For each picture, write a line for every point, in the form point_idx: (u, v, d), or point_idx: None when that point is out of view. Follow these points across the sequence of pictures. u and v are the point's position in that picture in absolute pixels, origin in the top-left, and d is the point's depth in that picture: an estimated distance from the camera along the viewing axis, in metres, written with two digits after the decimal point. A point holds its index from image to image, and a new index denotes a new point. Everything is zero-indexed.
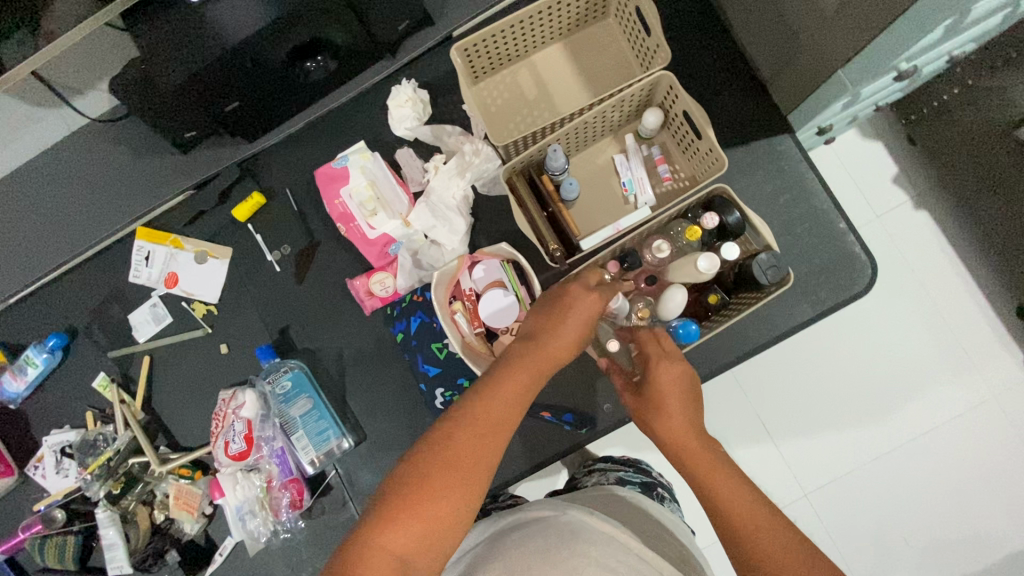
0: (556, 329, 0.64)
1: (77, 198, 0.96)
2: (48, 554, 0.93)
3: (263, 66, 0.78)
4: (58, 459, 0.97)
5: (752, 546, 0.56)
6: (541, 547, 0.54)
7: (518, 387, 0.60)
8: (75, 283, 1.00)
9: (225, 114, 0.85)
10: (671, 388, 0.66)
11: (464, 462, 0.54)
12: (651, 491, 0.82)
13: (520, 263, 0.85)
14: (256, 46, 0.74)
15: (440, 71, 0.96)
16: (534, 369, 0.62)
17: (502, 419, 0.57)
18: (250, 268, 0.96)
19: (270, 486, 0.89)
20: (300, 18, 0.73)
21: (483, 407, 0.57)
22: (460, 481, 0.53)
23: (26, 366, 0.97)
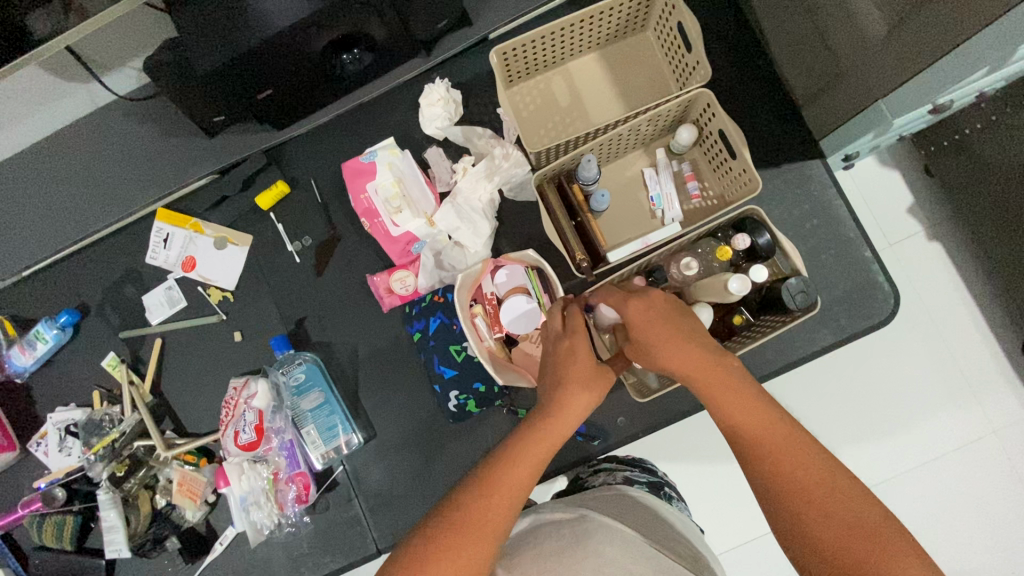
0: (564, 384, 0.62)
1: (93, 175, 0.94)
2: (45, 533, 0.92)
3: (300, 59, 0.78)
4: (62, 437, 0.96)
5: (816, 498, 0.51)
6: (554, 552, 0.53)
7: (535, 449, 0.57)
8: (92, 260, 1.00)
9: (257, 103, 0.85)
10: (647, 329, 0.62)
11: (479, 524, 0.52)
12: (659, 490, 0.81)
13: (545, 271, 0.85)
14: (294, 40, 0.73)
15: (474, 73, 0.96)
16: (547, 434, 0.59)
17: (513, 484, 0.55)
18: (269, 257, 0.96)
19: (276, 478, 0.89)
20: (343, 11, 0.73)
21: (498, 475, 0.55)
22: (473, 539, 0.51)
23: (36, 341, 0.97)
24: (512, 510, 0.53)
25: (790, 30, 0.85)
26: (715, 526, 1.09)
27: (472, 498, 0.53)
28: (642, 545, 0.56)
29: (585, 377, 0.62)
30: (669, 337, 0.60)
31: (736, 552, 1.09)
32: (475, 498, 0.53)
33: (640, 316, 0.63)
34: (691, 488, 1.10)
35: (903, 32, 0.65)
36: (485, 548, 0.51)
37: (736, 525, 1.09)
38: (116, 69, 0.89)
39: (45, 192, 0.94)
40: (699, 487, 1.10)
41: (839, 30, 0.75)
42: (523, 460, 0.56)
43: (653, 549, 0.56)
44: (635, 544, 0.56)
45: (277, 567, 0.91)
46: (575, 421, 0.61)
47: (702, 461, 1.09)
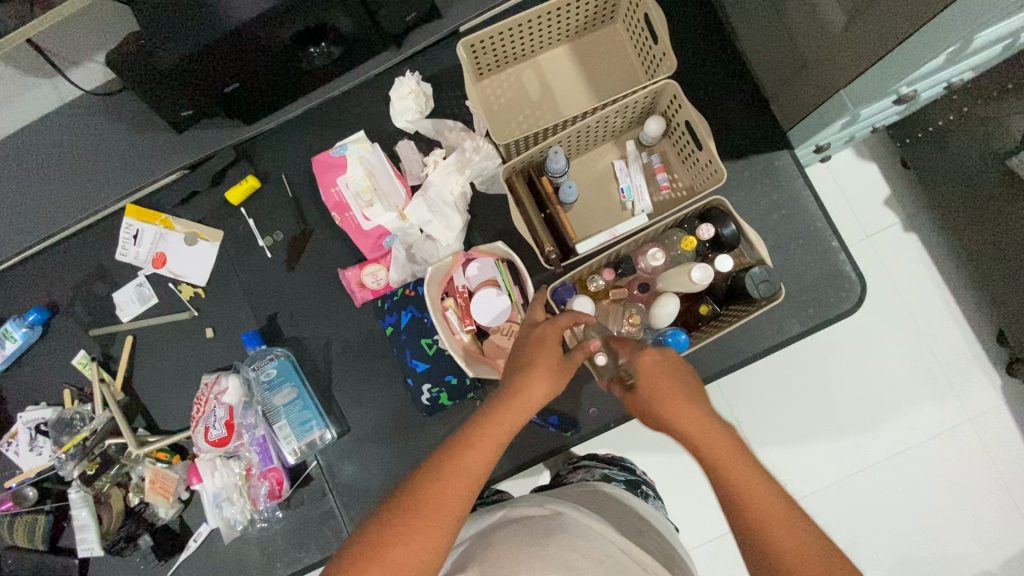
0: (532, 369, 0.62)
1: (59, 171, 0.93)
2: (18, 533, 0.91)
3: (266, 53, 0.78)
4: (32, 437, 0.95)
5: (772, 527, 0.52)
6: (526, 541, 0.54)
7: (496, 433, 0.57)
8: (62, 257, 0.99)
9: (225, 96, 0.84)
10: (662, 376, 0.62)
11: (441, 504, 0.52)
12: (637, 489, 0.82)
13: (515, 264, 0.86)
14: (258, 32, 0.73)
15: (445, 66, 0.95)
16: (509, 418, 0.59)
17: (477, 465, 0.55)
18: (240, 253, 0.95)
19: (249, 474, 0.89)
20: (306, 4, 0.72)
21: (461, 454, 0.55)
22: (435, 519, 0.51)
23: (4, 340, 0.96)
24: (470, 494, 0.54)
25: (755, 21, 0.86)
26: (692, 515, 1.12)
27: (434, 481, 0.53)
28: (614, 543, 0.56)
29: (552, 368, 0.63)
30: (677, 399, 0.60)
31: (713, 541, 1.11)
32: (435, 480, 0.53)
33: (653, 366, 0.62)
34: (668, 478, 1.12)
35: (860, 21, 0.66)
36: (443, 529, 0.51)
37: (712, 515, 1.11)
38: (80, 65, 0.86)
39: (8, 188, 0.93)
40: (675, 476, 1.12)
41: (802, 21, 0.76)
42: (485, 443, 0.56)
43: (625, 547, 0.57)
44: (606, 539, 0.56)
45: (251, 565, 0.91)
46: (535, 407, 0.61)
47: (678, 453, 1.12)
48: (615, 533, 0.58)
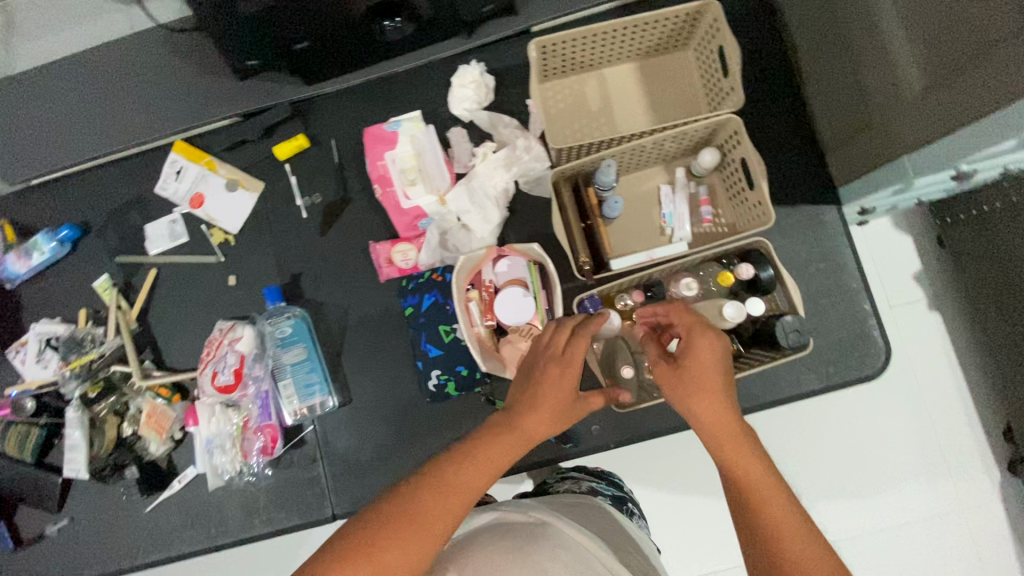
0: (533, 409, 0.62)
1: (121, 97, 0.95)
2: (9, 441, 0.92)
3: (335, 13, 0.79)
4: (41, 349, 0.96)
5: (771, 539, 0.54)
6: (509, 549, 0.52)
7: (490, 460, 0.57)
8: (103, 180, 1.00)
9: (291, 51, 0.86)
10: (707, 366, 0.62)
11: (431, 518, 0.51)
12: (622, 505, 0.82)
13: (547, 269, 0.85)
14: None
15: (509, 62, 0.96)
16: (506, 445, 0.59)
17: (468, 486, 0.55)
18: (278, 208, 0.96)
19: (245, 426, 0.89)
20: None
21: (453, 472, 0.55)
22: (421, 534, 0.50)
23: (34, 251, 0.97)
24: (458, 512, 0.53)
25: (827, 73, 0.86)
26: None
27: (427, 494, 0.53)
28: (594, 555, 0.55)
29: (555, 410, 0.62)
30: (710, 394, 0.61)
31: None
32: (423, 490, 0.53)
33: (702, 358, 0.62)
34: None
35: (938, 92, 0.65)
36: (432, 540, 0.50)
37: None
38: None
39: (70, 105, 0.96)
40: None
41: (876, 81, 0.76)
42: (481, 465, 0.57)
43: (603, 559, 0.55)
44: (587, 550, 0.55)
45: (230, 516, 0.91)
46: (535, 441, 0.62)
47: None
48: (595, 544, 0.57)
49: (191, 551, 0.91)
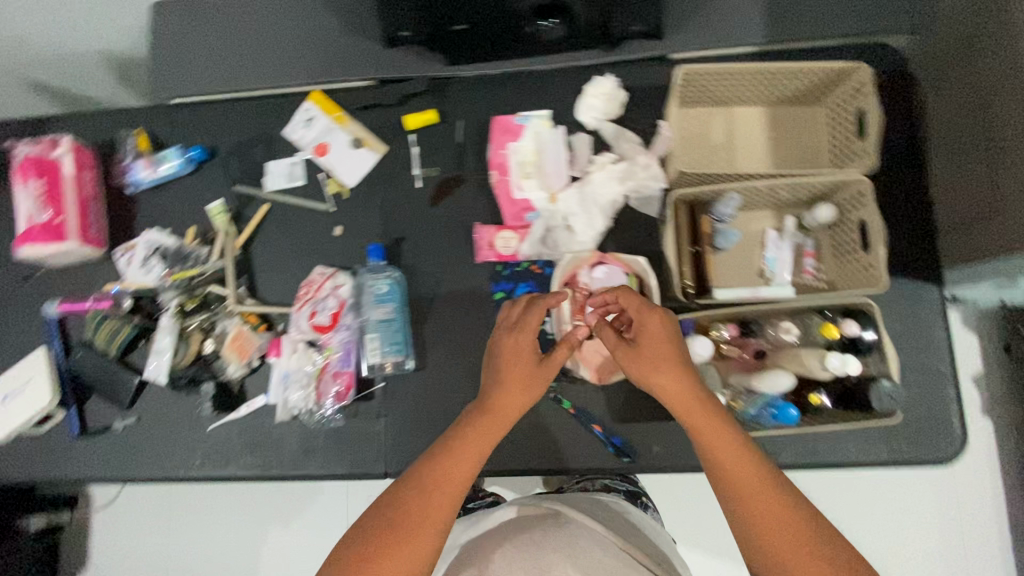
0: (505, 385, 0.72)
1: (278, 42, 1.03)
2: (101, 332, 0.98)
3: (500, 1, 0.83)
4: (147, 255, 1.02)
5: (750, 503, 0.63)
6: (531, 540, 0.62)
7: (473, 446, 0.69)
8: (237, 112, 1.06)
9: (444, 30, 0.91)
10: (658, 340, 0.69)
11: (423, 519, 0.64)
12: (637, 500, 0.93)
13: (647, 283, 0.86)
14: None
15: (643, 82, 0.99)
16: (488, 426, 0.70)
17: (455, 479, 0.67)
18: (394, 173, 1.01)
19: (324, 370, 0.93)
20: None
21: (440, 470, 0.67)
22: (419, 534, 0.63)
23: (163, 163, 1.03)
24: (450, 506, 0.66)
25: (959, 159, 0.89)
26: None
27: (417, 494, 0.65)
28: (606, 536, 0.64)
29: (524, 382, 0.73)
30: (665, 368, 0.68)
31: None
32: (412, 497, 0.65)
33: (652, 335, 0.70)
34: None
35: None
36: (428, 537, 0.63)
37: None
38: None
39: (231, 40, 1.04)
40: None
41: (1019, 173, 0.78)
42: (463, 456, 0.68)
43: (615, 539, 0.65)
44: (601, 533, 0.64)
45: (287, 451, 0.94)
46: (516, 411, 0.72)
47: None
48: (605, 529, 0.67)
49: (242, 476, 0.95)
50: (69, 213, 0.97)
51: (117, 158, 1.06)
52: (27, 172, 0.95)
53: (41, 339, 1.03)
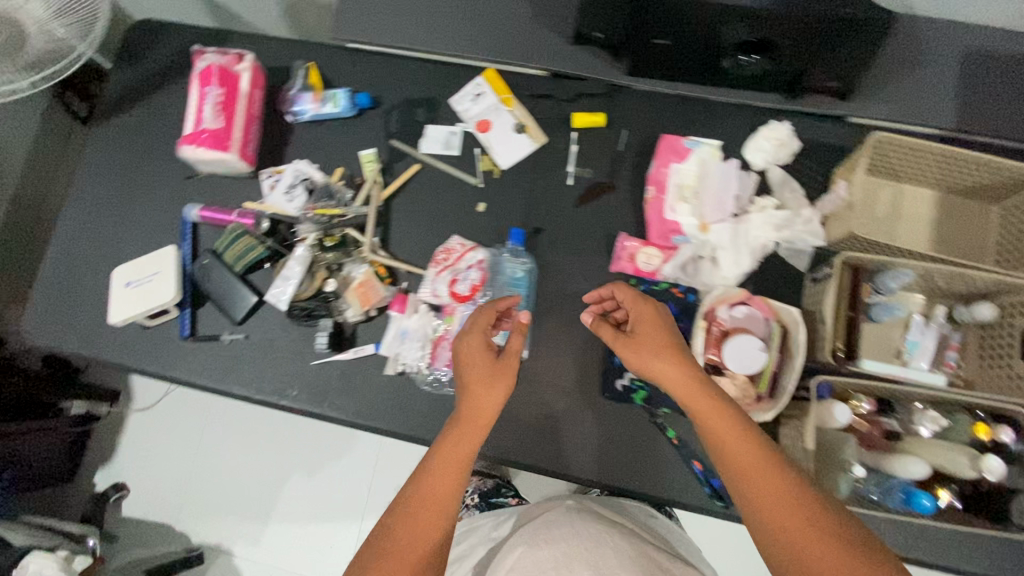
0: (475, 393, 0.77)
1: (468, 15, 1.05)
2: (236, 247, 1.00)
3: (713, 25, 0.86)
4: (293, 183, 1.03)
5: (757, 490, 0.64)
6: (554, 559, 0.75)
7: (452, 457, 0.73)
8: (410, 70, 1.08)
9: (641, 43, 0.92)
10: (650, 325, 0.77)
11: (411, 537, 0.68)
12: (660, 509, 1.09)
13: (792, 337, 0.84)
14: (731, 10, 0.83)
15: (817, 137, 0.98)
16: (466, 435, 0.75)
17: (439, 493, 0.71)
18: (549, 165, 1.01)
19: (443, 336, 0.96)
20: (782, 16, 0.82)
21: (422, 487, 0.72)
22: (410, 551, 0.67)
23: (328, 101, 1.05)
24: (437, 518, 0.70)
25: None
26: None
27: (403, 516, 0.70)
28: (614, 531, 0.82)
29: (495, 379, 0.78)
30: (658, 348, 0.75)
31: None
32: (398, 518, 0.70)
33: (642, 321, 0.78)
34: None
35: None
36: (418, 553, 0.68)
37: None
38: None
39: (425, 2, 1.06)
40: None
41: None
42: (446, 464, 0.72)
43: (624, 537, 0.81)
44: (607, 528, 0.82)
45: (384, 405, 0.95)
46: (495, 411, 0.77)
47: None
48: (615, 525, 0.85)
49: (334, 417, 0.96)
50: (236, 127, 0.99)
51: (285, 87, 1.08)
52: (210, 81, 0.98)
53: (172, 237, 1.05)
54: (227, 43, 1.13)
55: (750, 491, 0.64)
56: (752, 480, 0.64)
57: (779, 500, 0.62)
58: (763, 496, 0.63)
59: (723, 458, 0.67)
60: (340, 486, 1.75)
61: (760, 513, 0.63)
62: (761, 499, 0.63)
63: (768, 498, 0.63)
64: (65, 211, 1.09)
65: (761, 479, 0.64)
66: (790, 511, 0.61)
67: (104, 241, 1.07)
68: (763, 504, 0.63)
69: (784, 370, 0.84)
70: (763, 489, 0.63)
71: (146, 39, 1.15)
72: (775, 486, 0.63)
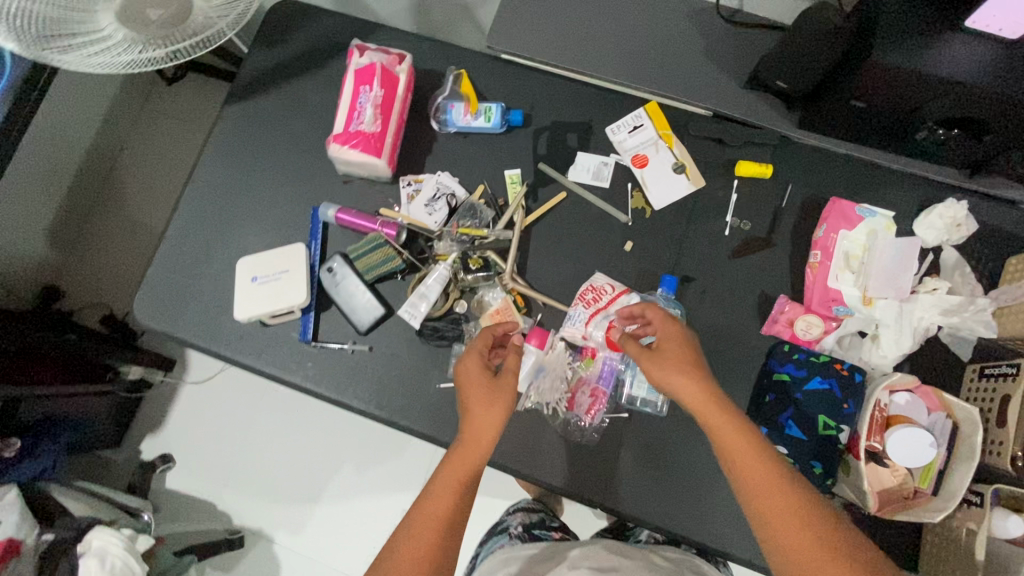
0: (471, 414, 0.77)
1: (635, 45, 1.02)
2: (371, 254, 0.96)
3: (920, 100, 0.82)
4: (434, 195, 0.99)
5: (767, 512, 0.66)
6: None
7: (448, 477, 0.73)
8: (565, 91, 1.03)
9: (832, 101, 0.89)
10: (672, 343, 0.78)
11: (416, 552, 0.68)
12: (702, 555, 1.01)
13: (965, 436, 0.80)
14: (946, 91, 0.79)
15: (990, 221, 0.94)
16: (464, 457, 0.74)
17: (439, 512, 0.70)
18: (704, 212, 0.97)
19: (582, 379, 0.91)
20: (1001, 104, 0.78)
21: (418, 508, 0.72)
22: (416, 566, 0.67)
23: (481, 115, 1.00)
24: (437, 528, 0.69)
25: None
26: None
27: (402, 539, 0.69)
28: None
29: (493, 397, 0.78)
30: (678, 366, 0.76)
31: None
32: (402, 537, 0.70)
33: (664, 340, 0.79)
34: None
35: None
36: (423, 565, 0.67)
37: None
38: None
39: (591, 26, 1.02)
40: None
41: None
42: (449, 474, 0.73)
43: None
44: None
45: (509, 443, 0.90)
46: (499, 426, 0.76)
47: None
48: None
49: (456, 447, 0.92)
50: (390, 131, 0.95)
51: (434, 93, 1.04)
52: (371, 81, 0.94)
53: (300, 234, 1.01)
54: (373, 36, 1.08)
55: (764, 512, 0.66)
56: (763, 503, 0.66)
57: (789, 521, 0.65)
58: (776, 518, 0.65)
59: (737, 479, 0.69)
60: (387, 487, 1.73)
61: (769, 532, 0.66)
62: (774, 522, 0.65)
63: (780, 525, 0.65)
64: (189, 190, 1.04)
65: (772, 499, 0.66)
66: (801, 532, 0.64)
67: (227, 228, 1.02)
68: (778, 526, 0.65)
69: (951, 468, 0.81)
70: (778, 514, 0.65)
71: (289, 22, 1.10)
72: (788, 506, 0.65)
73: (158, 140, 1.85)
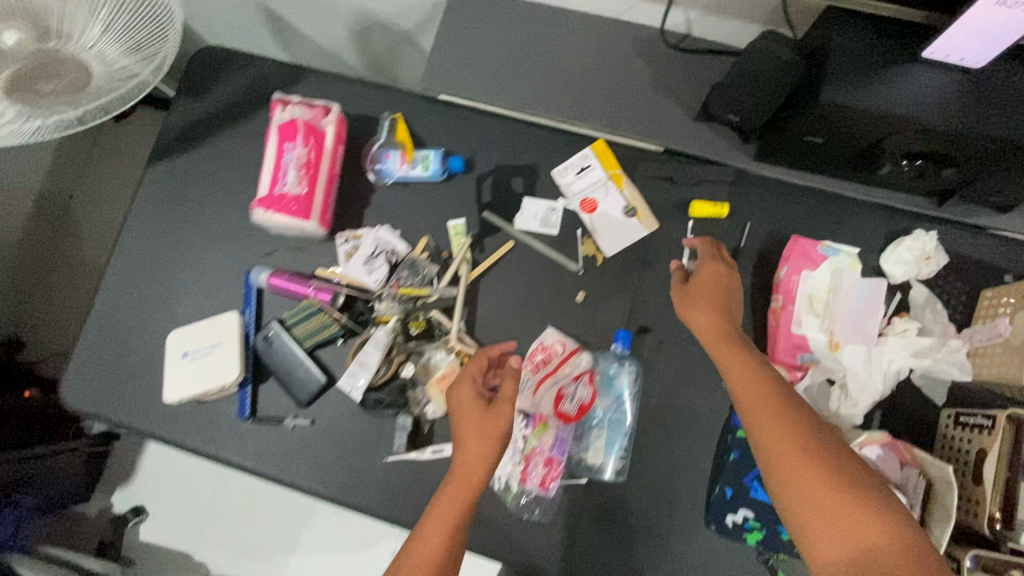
0: (467, 445, 0.73)
1: (580, 78, 0.95)
2: (308, 321, 0.91)
3: (876, 137, 0.76)
4: (372, 252, 0.93)
5: (793, 474, 0.63)
6: None
7: (446, 511, 0.69)
8: (508, 132, 0.97)
9: (785, 138, 0.83)
10: (709, 295, 0.79)
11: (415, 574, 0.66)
12: None
13: (939, 495, 0.75)
14: (903, 128, 0.73)
15: (962, 252, 0.89)
16: (467, 476, 0.71)
17: (434, 549, 0.67)
18: (659, 256, 0.91)
19: (534, 449, 0.84)
20: (960, 140, 0.72)
21: (411, 549, 0.68)
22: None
23: (419, 164, 0.94)
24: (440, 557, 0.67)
25: None
26: None
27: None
28: None
29: (481, 431, 0.73)
30: (714, 317, 0.77)
31: None
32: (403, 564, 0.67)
33: (701, 289, 0.79)
34: None
35: None
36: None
37: None
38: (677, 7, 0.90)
39: (533, 60, 0.96)
40: None
41: None
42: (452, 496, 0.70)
43: None
44: None
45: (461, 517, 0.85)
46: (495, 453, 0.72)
47: None
48: None
49: (406, 523, 0.87)
50: (317, 190, 0.90)
51: (369, 141, 0.98)
52: (295, 138, 0.89)
53: (236, 300, 0.95)
54: (304, 81, 1.01)
55: (788, 471, 0.63)
56: (787, 464, 0.63)
57: (814, 486, 0.62)
58: (800, 483, 0.62)
59: (761, 439, 0.66)
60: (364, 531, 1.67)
61: (789, 496, 0.63)
62: (796, 483, 0.63)
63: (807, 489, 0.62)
64: (116, 258, 0.98)
65: (798, 458, 0.63)
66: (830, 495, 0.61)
67: (157, 298, 0.96)
68: (801, 490, 0.62)
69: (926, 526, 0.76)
70: (804, 481, 0.62)
71: (213, 70, 1.03)
72: (813, 467, 0.63)
73: (108, 176, 1.73)
